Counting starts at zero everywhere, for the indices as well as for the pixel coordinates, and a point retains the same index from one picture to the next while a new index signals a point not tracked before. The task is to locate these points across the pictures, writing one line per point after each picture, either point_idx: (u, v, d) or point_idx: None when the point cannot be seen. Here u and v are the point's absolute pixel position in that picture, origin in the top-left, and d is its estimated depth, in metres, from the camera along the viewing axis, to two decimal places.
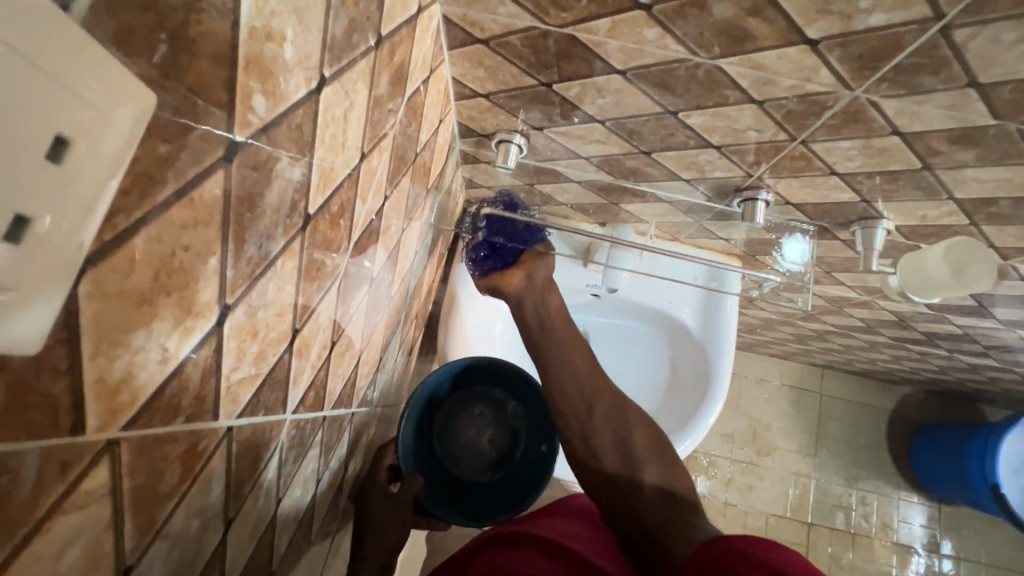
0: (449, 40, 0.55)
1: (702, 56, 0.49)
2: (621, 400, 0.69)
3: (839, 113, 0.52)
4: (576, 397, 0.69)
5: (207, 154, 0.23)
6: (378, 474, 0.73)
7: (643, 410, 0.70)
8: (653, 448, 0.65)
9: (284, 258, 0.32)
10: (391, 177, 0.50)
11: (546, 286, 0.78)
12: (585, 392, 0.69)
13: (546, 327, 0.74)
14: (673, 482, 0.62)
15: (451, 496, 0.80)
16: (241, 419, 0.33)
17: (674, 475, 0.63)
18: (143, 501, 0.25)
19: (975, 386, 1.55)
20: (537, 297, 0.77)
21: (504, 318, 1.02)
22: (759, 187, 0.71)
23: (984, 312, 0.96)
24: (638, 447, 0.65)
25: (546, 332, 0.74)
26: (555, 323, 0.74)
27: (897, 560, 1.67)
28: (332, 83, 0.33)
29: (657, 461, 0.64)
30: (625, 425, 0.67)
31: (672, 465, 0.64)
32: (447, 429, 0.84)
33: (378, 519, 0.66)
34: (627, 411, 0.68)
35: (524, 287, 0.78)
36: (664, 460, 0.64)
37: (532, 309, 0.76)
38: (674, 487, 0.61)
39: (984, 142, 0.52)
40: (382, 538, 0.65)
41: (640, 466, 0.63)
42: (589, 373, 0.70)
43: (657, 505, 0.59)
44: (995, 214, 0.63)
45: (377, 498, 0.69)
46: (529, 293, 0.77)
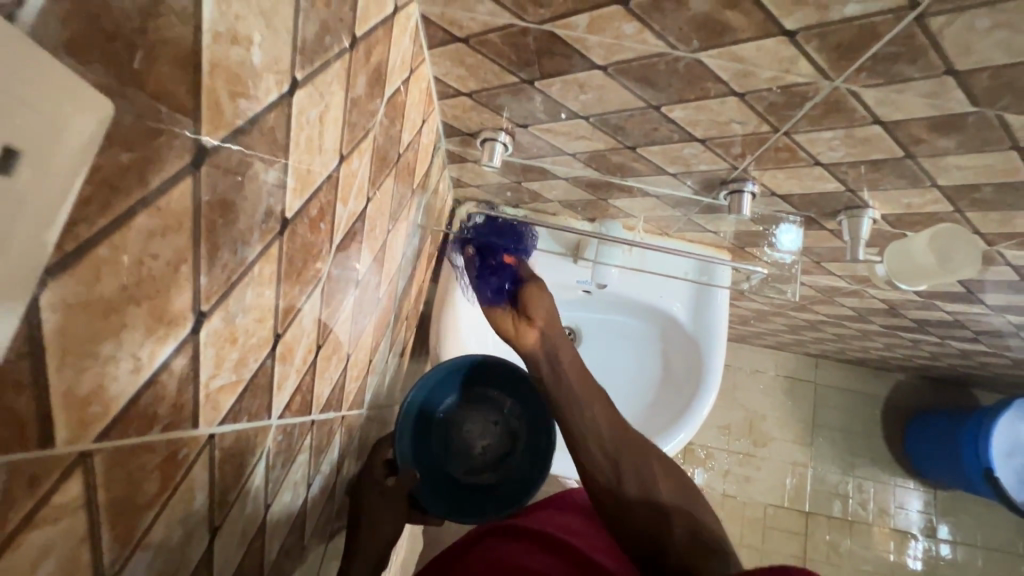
0: (429, 39, 0.55)
1: (681, 50, 0.49)
2: (643, 446, 0.68)
3: (820, 104, 0.53)
4: (601, 449, 0.67)
5: (174, 161, 0.23)
6: (374, 468, 0.72)
7: (664, 455, 0.69)
8: (679, 493, 0.64)
9: (261, 263, 0.32)
10: (373, 179, 0.50)
11: (558, 337, 0.77)
12: (609, 444, 0.67)
13: (562, 383, 0.73)
14: (700, 525, 0.61)
15: (449, 494, 0.80)
16: (224, 426, 0.32)
17: (701, 518, 0.62)
18: (122, 511, 0.25)
19: (968, 371, 1.56)
20: (549, 355, 0.76)
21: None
22: (744, 179, 0.71)
23: (973, 297, 0.97)
24: (663, 490, 0.64)
25: (561, 386, 0.73)
26: (570, 376, 0.73)
27: (895, 546, 1.69)
28: (305, 86, 0.32)
29: (682, 506, 0.63)
30: (650, 469, 0.65)
31: (697, 509, 0.63)
32: (446, 429, 0.84)
33: (377, 518, 0.67)
34: (651, 456, 0.67)
35: (538, 346, 0.76)
36: (689, 504, 0.63)
37: (546, 365, 0.75)
38: (703, 531, 0.60)
39: (964, 129, 0.52)
40: (379, 533, 0.66)
41: (668, 510, 0.61)
42: (612, 422, 0.70)
43: (688, 549, 0.57)
44: (979, 199, 0.63)
45: (373, 494, 0.69)
46: (542, 352, 0.76)
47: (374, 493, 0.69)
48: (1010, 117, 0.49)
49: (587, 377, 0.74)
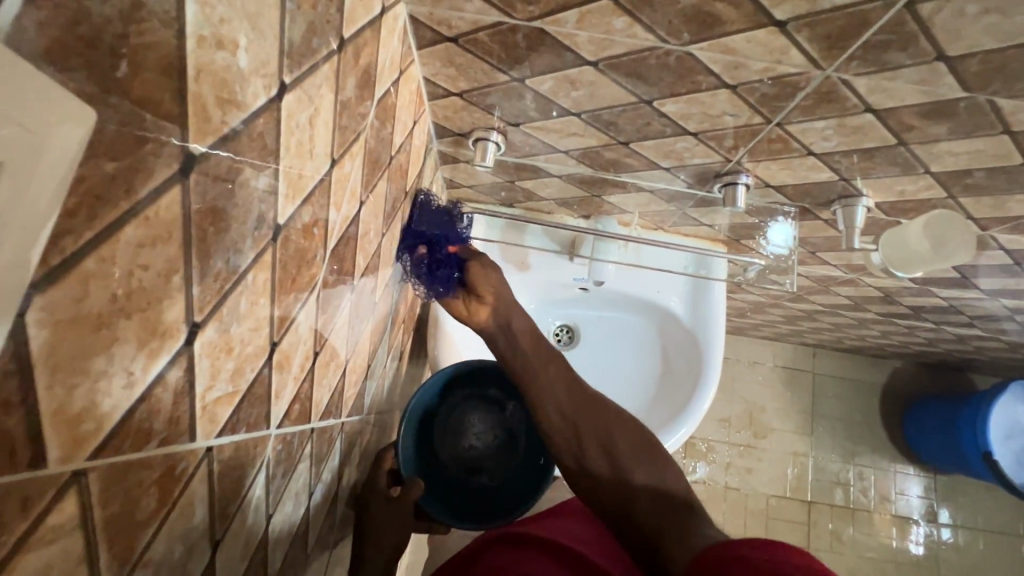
0: (417, 40, 0.54)
1: (672, 43, 0.48)
2: (599, 399, 0.65)
3: (812, 94, 0.52)
4: (561, 416, 0.64)
5: (163, 168, 0.22)
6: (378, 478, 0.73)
7: (623, 409, 0.66)
8: (642, 449, 0.61)
9: (254, 271, 0.32)
10: (366, 182, 0.50)
11: (510, 307, 0.71)
12: (568, 411, 0.64)
13: (517, 356, 0.69)
14: (663, 479, 0.58)
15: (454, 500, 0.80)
16: (221, 438, 0.32)
17: (662, 470, 0.59)
18: (120, 530, 0.24)
19: (964, 356, 1.57)
20: (501, 324, 0.71)
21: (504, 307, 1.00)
22: (738, 172, 0.71)
23: (968, 283, 0.97)
24: (623, 447, 0.61)
25: (517, 358, 0.68)
26: (523, 342, 0.69)
27: (898, 532, 1.70)
28: (294, 90, 0.32)
29: (644, 461, 0.60)
30: (608, 427, 0.62)
31: (658, 460, 0.60)
32: (449, 434, 0.83)
33: (381, 524, 0.66)
34: (608, 413, 0.64)
35: (493, 321, 0.71)
36: (651, 458, 0.60)
37: (498, 335, 0.71)
38: (667, 483, 0.57)
39: (956, 114, 0.52)
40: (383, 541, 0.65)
41: (628, 470, 0.59)
42: (566, 383, 0.66)
43: (652, 507, 0.55)
44: (972, 184, 0.64)
45: (377, 503, 0.69)
46: (497, 328, 0.71)
47: (377, 501, 0.69)
48: (1000, 102, 0.49)
49: (540, 340, 0.70)
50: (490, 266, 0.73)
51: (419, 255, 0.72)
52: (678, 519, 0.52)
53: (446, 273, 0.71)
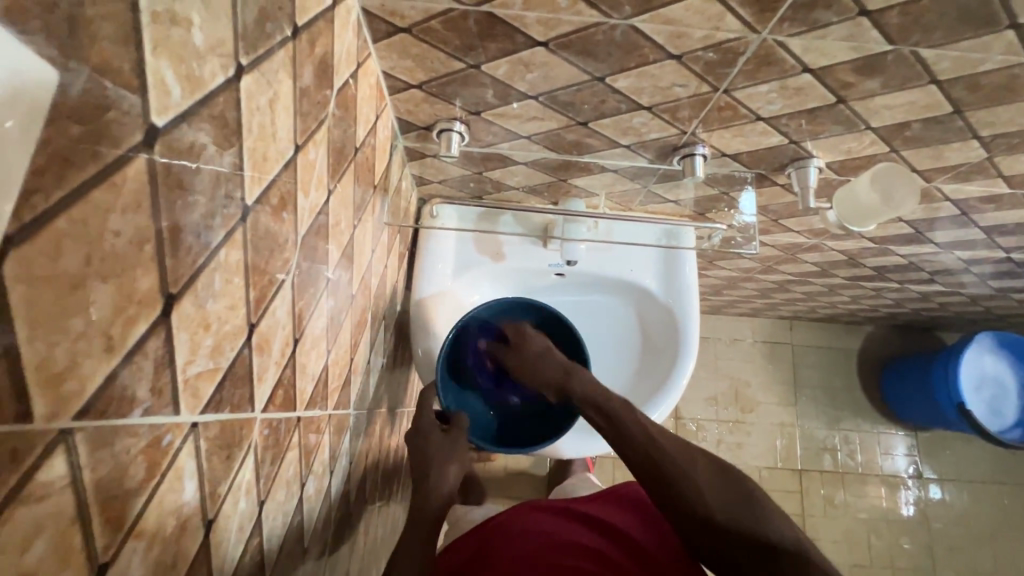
0: (372, 33, 0.56)
1: (615, 18, 0.51)
2: (687, 451, 0.62)
3: (751, 58, 0.56)
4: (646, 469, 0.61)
5: (126, 139, 0.23)
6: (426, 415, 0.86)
7: (709, 455, 0.62)
8: (732, 493, 0.58)
9: (225, 248, 0.32)
10: (332, 171, 0.51)
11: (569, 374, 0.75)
12: (654, 453, 0.62)
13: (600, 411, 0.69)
14: (763, 529, 0.55)
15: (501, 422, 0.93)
16: (206, 415, 0.32)
17: (761, 522, 0.55)
18: (110, 496, 0.25)
19: (930, 314, 1.63)
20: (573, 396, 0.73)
21: (481, 291, 1.01)
22: (694, 143, 0.74)
23: (923, 237, 1.03)
24: (716, 506, 0.57)
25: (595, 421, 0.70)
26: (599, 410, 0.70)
27: (887, 492, 1.74)
28: (251, 72, 0.33)
29: (739, 516, 0.56)
30: (695, 484, 0.58)
31: (756, 512, 0.56)
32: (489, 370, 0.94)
33: (439, 475, 0.77)
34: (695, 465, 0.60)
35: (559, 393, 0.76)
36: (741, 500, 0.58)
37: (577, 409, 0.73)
38: (769, 536, 0.54)
39: (885, 68, 0.56)
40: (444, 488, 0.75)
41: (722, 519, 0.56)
42: (638, 445, 0.63)
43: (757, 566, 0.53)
44: (910, 136, 0.68)
45: (434, 437, 0.82)
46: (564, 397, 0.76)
47: (435, 434, 0.83)
48: (923, 52, 0.53)
49: (612, 401, 0.69)
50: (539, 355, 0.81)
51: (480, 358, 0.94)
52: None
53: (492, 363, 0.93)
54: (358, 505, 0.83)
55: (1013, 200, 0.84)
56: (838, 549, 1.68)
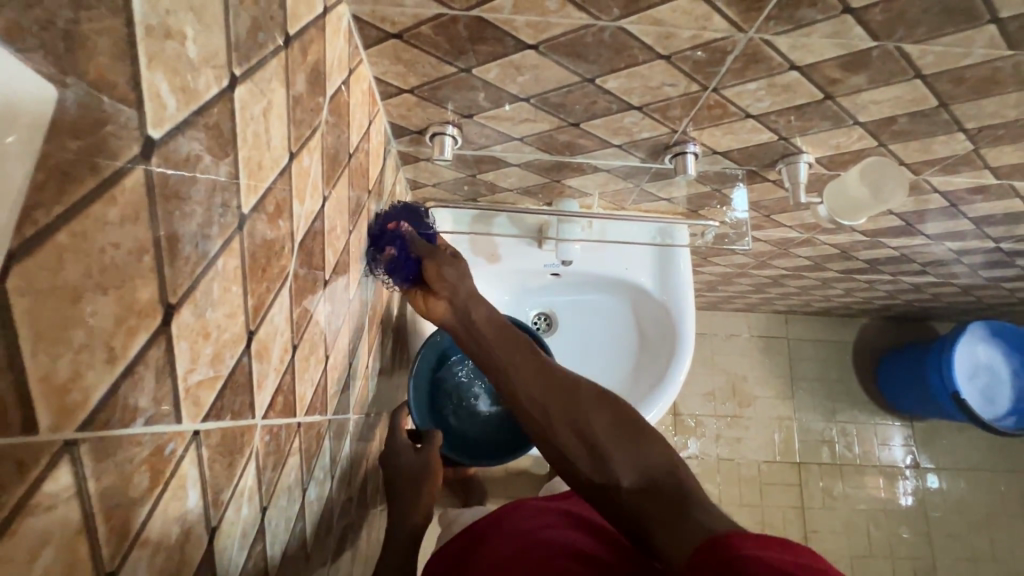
0: (363, 39, 0.56)
1: (604, 20, 0.52)
2: (570, 392, 0.59)
3: (739, 57, 0.56)
4: (532, 410, 0.59)
5: (125, 152, 0.23)
6: (399, 436, 0.90)
7: (593, 387, 0.60)
8: (616, 428, 0.56)
9: (223, 257, 0.33)
10: (327, 178, 0.51)
11: (469, 297, 0.67)
12: (538, 396, 0.59)
13: (482, 345, 0.64)
14: (647, 460, 0.53)
15: (465, 443, 1.00)
16: (207, 423, 0.33)
17: (641, 450, 0.54)
18: (114, 505, 0.25)
19: (923, 305, 1.65)
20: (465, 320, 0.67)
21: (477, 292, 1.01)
22: (685, 141, 0.75)
23: (914, 230, 1.04)
24: (603, 435, 0.55)
25: (482, 350, 0.64)
26: (489, 336, 0.64)
27: (886, 483, 1.76)
28: (244, 82, 0.33)
29: (621, 444, 0.55)
30: (585, 415, 0.57)
31: (639, 442, 0.55)
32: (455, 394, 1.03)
33: (414, 498, 0.81)
34: (579, 403, 0.58)
35: (451, 314, 0.68)
36: (627, 433, 0.56)
37: (465, 335, 0.66)
38: (653, 467, 0.52)
39: (871, 64, 0.56)
40: (420, 506, 0.81)
41: (609, 458, 0.54)
42: (522, 386, 0.59)
43: (640, 497, 0.50)
44: (898, 130, 0.69)
45: (406, 459, 0.86)
46: (456, 319, 0.68)
47: (408, 454, 0.87)
48: (907, 48, 0.54)
49: (507, 331, 0.65)
50: (446, 263, 0.69)
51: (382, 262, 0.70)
52: (667, 510, 0.47)
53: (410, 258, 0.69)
54: (360, 510, 0.83)
55: (1000, 190, 0.86)
56: (837, 540, 1.69)
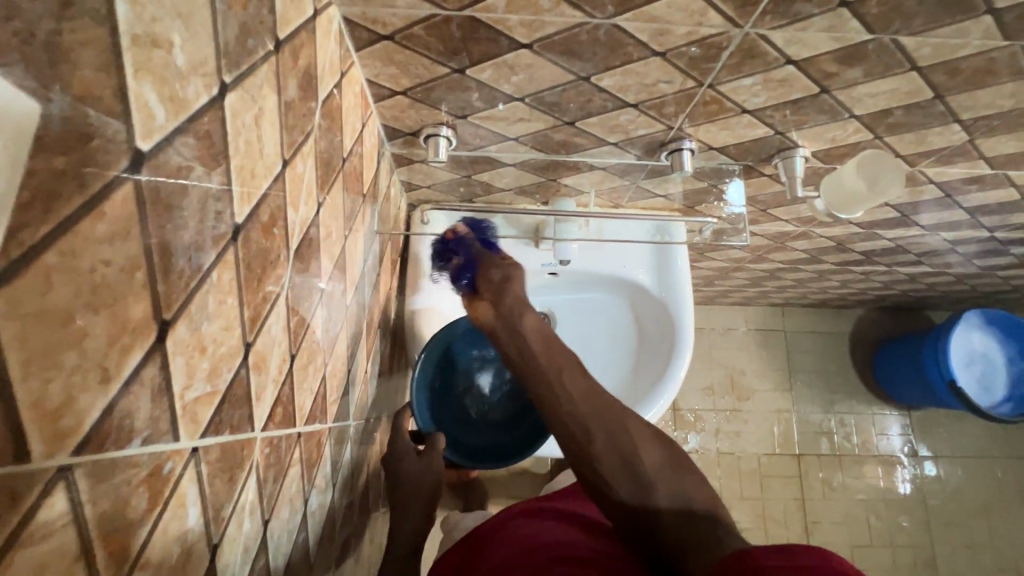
0: (354, 41, 0.55)
1: (598, 17, 0.51)
2: (617, 418, 0.59)
3: (735, 52, 0.56)
4: (576, 430, 0.59)
5: (112, 166, 0.23)
6: (402, 439, 0.90)
7: (640, 418, 0.61)
8: (661, 458, 0.56)
9: (218, 269, 0.32)
10: (321, 183, 0.50)
11: (516, 310, 0.69)
12: (583, 415, 0.60)
13: (527, 358, 0.65)
14: (687, 492, 0.53)
15: (466, 445, 0.96)
16: (206, 439, 0.32)
17: (683, 483, 0.54)
18: (113, 529, 0.24)
19: (918, 294, 1.66)
20: (512, 327, 0.68)
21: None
22: (681, 138, 0.74)
23: (909, 221, 1.04)
24: (647, 462, 0.56)
25: (526, 362, 0.65)
26: (534, 346, 0.65)
27: (884, 472, 1.77)
28: (235, 89, 0.33)
29: (664, 475, 0.55)
30: (627, 440, 0.57)
31: (681, 475, 0.55)
32: (457, 393, 0.97)
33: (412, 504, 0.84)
34: (627, 429, 0.58)
35: (495, 320, 0.70)
36: (671, 466, 0.56)
37: (511, 343, 0.67)
38: (692, 500, 0.53)
39: (867, 57, 0.56)
40: (418, 511, 0.84)
41: (651, 485, 0.54)
42: (571, 404, 0.60)
43: (675, 525, 0.50)
44: (894, 123, 0.69)
45: (408, 462, 0.86)
46: (501, 324, 0.69)
47: (409, 458, 0.87)
48: (903, 40, 0.53)
49: (554, 348, 0.66)
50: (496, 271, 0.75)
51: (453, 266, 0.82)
52: (706, 543, 0.47)
53: (470, 256, 0.81)
54: (363, 512, 0.83)
55: (994, 180, 0.86)
56: (838, 530, 1.70)
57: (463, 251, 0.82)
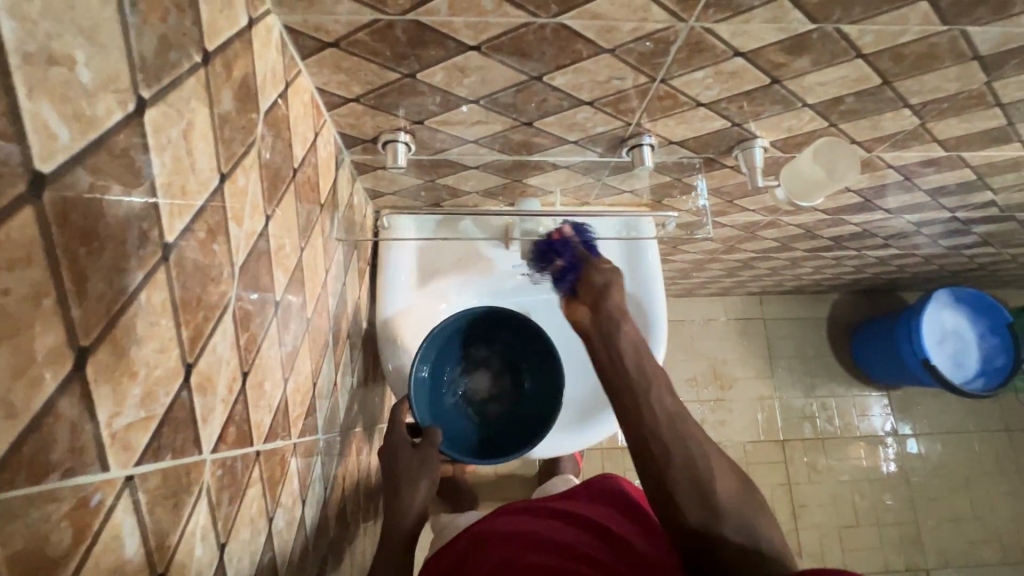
0: (300, 49, 0.54)
1: (543, 17, 0.51)
2: (702, 449, 0.64)
3: (683, 46, 0.56)
4: (658, 445, 0.64)
5: (7, 191, 0.22)
6: (398, 430, 0.91)
7: (723, 454, 0.65)
8: (740, 494, 0.61)
9: (147, 291, 0.31)
10: (269, 196, 0.49)
11: (616, 317, 0.79)
12: (665, 435, 0.65)
13: (622, 366, 0.73)
14: (754, 530, 0.58)
15: (463, 440, 0.97)
16: (143, 466, 0.31)
17: (756, 527, 0.58)
18: (30, 569, 0.23)
19: (890, 276, 1.69)
20: (606, 333, 0.77)
21: (448, 300, 1.01)
22: (640, 133, 0.74)
23: (872, 205, 1.06)
24: (722, 494, 0.60)
25: (640, 376, 0.71)
26: (626, 357, 0.74)
27: (867, 453, 1.80)
28: (156, 105, 0.32)
29: (739, 511, 0.59)
30: (707, 469, 0.62)
31: (755, 518, 0.59)
32: (452, 388, 0.99)
33: (407, 498, 0.84)
34: (709, 459, 0.63)
35: (591, 321, 0.80)
36: (749, 504, 0.60)
37: (605, 351, 0.76)
38: (757, 536, 0.57)
39: (813, 46, 0.57)
40: (412, 508, 0.84)
41: (721, 514, 0.58)
42: (660, 425, 0.66)
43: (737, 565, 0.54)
44: (846, 110, 0.70)
45: (405, 453, 0.88)
46: (596, 328, 0.79)
47: (405, 450, 0.89)
48: (845, 29, 0.54)
49: (650, 365, 0.73)
50: (597, 278, 0.84)
51: (553, 268, 0.90)
52: None
53: (575, 259, 0.88)
54: (341, 530, 0.81)
55: (950, 162, 0.87)
56: (825, 512, 1.73)
57: (569, 253, 0.89)
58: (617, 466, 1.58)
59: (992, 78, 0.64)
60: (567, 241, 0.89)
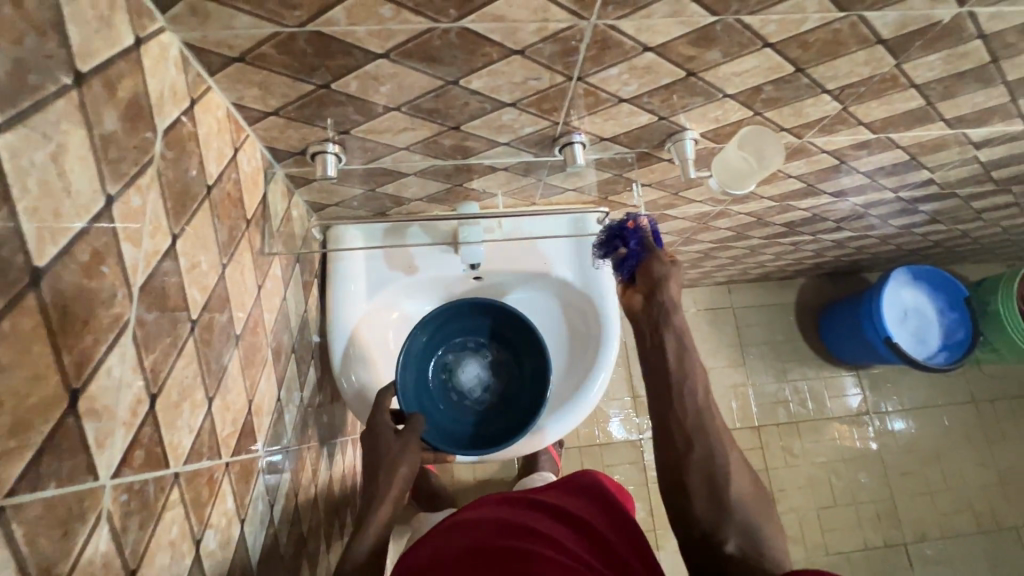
0: (205, 65, 0.54)
1: (444, 22, 0.51)
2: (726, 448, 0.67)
3: (591, 44, 0.57)
4: (682, 441, 0.68)
5: None
6: (382, 416, 0.88)
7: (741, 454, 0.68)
8: (753, 497, 0.65)
9: (11, 318, 0.31)
10: (175, 213, 0.49)
11: (668, 308, 0.75)
12: (692, 432, 0.68)
13: (661, 355, 0.73)
14: (760, 533, 0.62)
15: (450, 432, 0.96)
16: (17, 496, 0.30)
17: (762, 529, 0.63)
18: None
19: (851, 258, 1.72)
20: (657, 321, 0.75)
21: (400, 309, 1.01)
22: (570, 132, 0.75)
23: (816, 190, 1.08)
24: (732, 495, 0.64)
25: (680, 370, 0.72)
26: (669, 351, 0.73)
27: (841, 433, 1.82)
28: (12, 129, 0.31)
29: (750, 512, 0.63)
30: (723, 469, 0.65)
31: (763, 520, 0.63)
32: (440, 381, 1.00)
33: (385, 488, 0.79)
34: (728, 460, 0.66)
35: (642, 308, 0.77)
36: (760, 506, 0.65)
37: (649, 333, 0.75)
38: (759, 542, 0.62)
39: (718, 38, 0.58)
40: (392, 495, 0.79)
41: (728, 516, 0.63)
42: (684, 424, 0.68)
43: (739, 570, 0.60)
44: (767, 98, 0.71)
45: (387, 439, 0.85)
46: (647, 318, 0.76)
47: (387, 435, 0.86)
48: (746, 19, 0.55)
49: (686, 356, 0.73)
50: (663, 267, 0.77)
51: (613, 254, 0.82)
52: None
53: (639, 249, 0.79)
54: (295, 549, 0.79)
55: (881, 143, 0.90)
56: (803, 494, 1.75)
57: (634, 242, 0.79)
58: (593, 464, 1.59)
59: (901, 60, 0.66)
60: (638, 229, 0.80)
